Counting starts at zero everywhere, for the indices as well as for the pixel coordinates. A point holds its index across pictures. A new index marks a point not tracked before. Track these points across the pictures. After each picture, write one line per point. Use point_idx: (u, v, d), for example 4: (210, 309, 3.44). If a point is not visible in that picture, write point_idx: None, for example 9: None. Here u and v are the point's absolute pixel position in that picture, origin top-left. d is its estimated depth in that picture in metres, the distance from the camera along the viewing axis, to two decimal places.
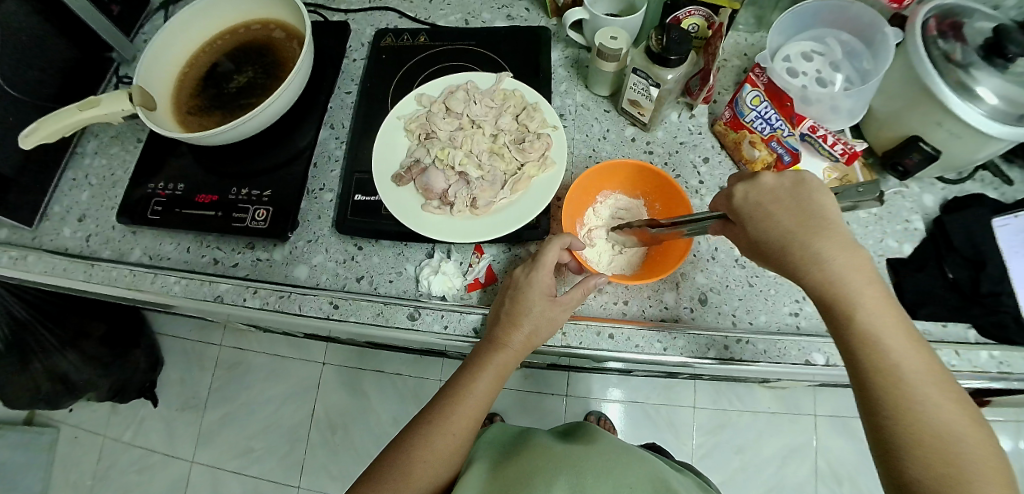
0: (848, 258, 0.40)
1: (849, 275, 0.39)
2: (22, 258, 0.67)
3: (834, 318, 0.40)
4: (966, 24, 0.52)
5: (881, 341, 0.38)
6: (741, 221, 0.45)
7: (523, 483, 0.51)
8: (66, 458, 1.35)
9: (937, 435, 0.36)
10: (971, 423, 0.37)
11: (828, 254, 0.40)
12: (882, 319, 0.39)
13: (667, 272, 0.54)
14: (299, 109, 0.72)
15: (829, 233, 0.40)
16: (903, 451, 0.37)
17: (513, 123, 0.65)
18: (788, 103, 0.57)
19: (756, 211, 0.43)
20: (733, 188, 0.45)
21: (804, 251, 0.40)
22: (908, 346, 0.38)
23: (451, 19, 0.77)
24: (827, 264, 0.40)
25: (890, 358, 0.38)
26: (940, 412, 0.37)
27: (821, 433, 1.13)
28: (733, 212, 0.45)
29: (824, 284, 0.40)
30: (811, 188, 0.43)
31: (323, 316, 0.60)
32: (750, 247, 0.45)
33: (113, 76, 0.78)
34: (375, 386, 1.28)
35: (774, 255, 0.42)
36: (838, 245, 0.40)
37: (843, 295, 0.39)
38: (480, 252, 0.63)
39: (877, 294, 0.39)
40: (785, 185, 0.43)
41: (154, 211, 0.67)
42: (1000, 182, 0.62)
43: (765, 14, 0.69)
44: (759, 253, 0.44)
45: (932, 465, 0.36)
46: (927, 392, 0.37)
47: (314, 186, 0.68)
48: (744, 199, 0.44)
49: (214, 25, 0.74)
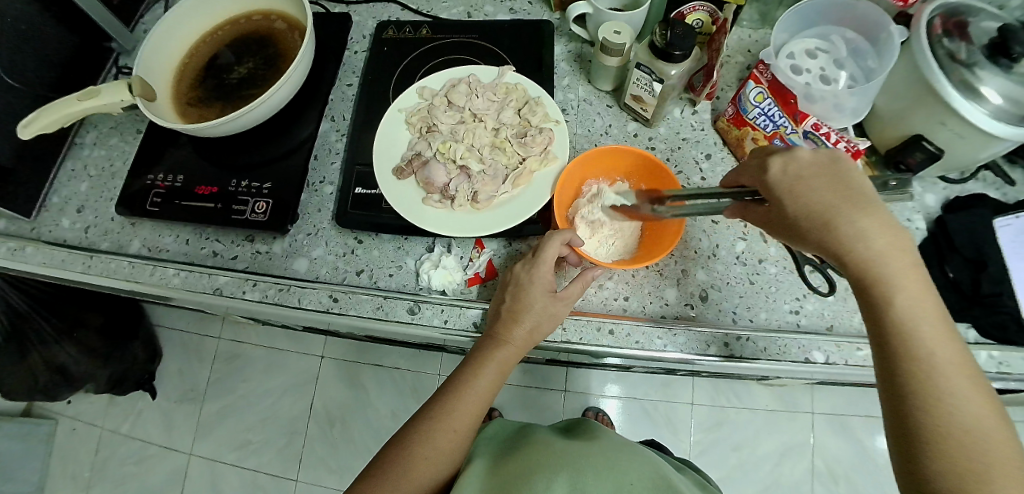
0: (892, 240, 0.38)
1: (890, 258, 0.38)
2: (21, 249, 0.67)
3: (870, 300, 0.39)
4: (972, 23, 0.52)
5: (915, 327, 0.38)
6: (776, 199, 0.41)
7: (523, 480, 0.51)
8: (65, 450, 1.35)
9: (959, 425, 0.36)
10: (992, 414, 0.37)
11: (871, 235, 0.38)
12: (919, 305, 0.38)
13: (657, 258, 0.54)
14: (300, 101, 0.72)
15: (875, 212, 0.38)
16: (922, 437, 0.36)
17: (515, 118, 0.65)
18: (792, 100, 0.56)
19: (795, 186, 0.40)
20: (769, 161, 0.42)
21: (847, 228, 0.38)
22: (942, 336, 0.37)
23: (453, 11, 0.77)
24: (871, 243, 0.38)
25: (921, 345, 0.37)
26: (966, 402, 0.36)
27: (818, 432, 1.14)
28: (766, 189, 0.42)
29: (866, 266, 0.38)
30: (849, 166, 0.40)
31: (322, 310, 0.60)
32: (781, 225, 0.42)
33: (113, 67, 0.76)
34: (374, 381, 1.28)
35: (813, 231, 0.39)
36: (883, 227, 0.38)
37: (883, 277, 0.38)
38: (481, 246, 0.62)
39: (916, 281, 0.38)
40: (821, 160, 0.40)
41: (153, 202, 0.67)
42: (1003, 182, 0.62)
43: (770, 10, 0.68)
44: (792, 230, 0.41)
45: (951, 454, 0.35)
46: (953, 381, 0.37)
47: (314, 179, 0.67)
48: (782, 173, 0.41)
49: (213, 15, 0.73)
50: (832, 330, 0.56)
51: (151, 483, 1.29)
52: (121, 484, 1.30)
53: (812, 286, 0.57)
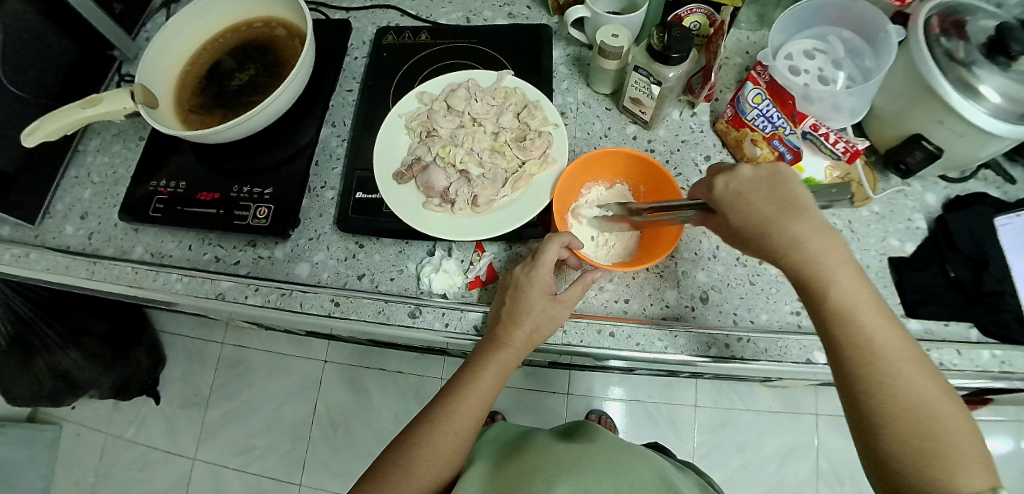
0: (821, 238, 0.40)
1: (824, 255, 0.40)
2: (25, 256, 0.67)
3: (809, 294, 0.40)
4: (969, 22, 0.52)
5: (855, 316, 0.39)
6: (722, 212, 0.44)
7: (525, 482, 0.51)
8: (70, 455, 1.36)
9: (910, 407, 0.36)
10: (942, 394, 0.37)
11: (802, 236, 0.40)
12: (854, 294, 0.39)
13: (665, 252, 0.55)
14: (301, 106, 0.72)
15: (805, 215, 0.41)
16: (877, 424, 0.37)
17: (514, 121, 0.66)
18: (790, 101, 0.56)
19: (736, 199, 0.43)
20: (713, 179, 0.45)
21: (779, 234, 0.41)
22: (881, 321, 0.39)
23: (453, 16, 0.77)
24: (802, 243, 0.40)
25: (864, 333, 0.38)
26: (914, 385, 0.37)
27: (822, 433, 1.13)
28: (711, 203, 0.45)
29: (804, 265, 0.40)
30: (781, 176, 0.43)
31: (324, 314, 0.60)
32: (729, 235, 0.45)
33: (116, 74, 0.78)
34: (376, 384, 1.28)
35: (754, 239, 0.42)
36: (813, 227, 0.40)
37: (817, 272, 0.39)
38: (482, 250, 0.63)
39: (851, 274, 0.40)
40: (761, 175, 0.43)
41: (156, 208, 0.67)
42: (1003, 181, 0.62)
43: (768, 12, 0.69)
44: (737, 240, 0.44)
45: (906, 438, 0.36)
46: (898, 365, 0.37)
47: (316, 184, 0.68)
48: (724, 188, 0.44)
49: (215, 23, 0.74)
50: None
51: (155, 488, 1.29)
52: (125, 489, 1.31)
53: None
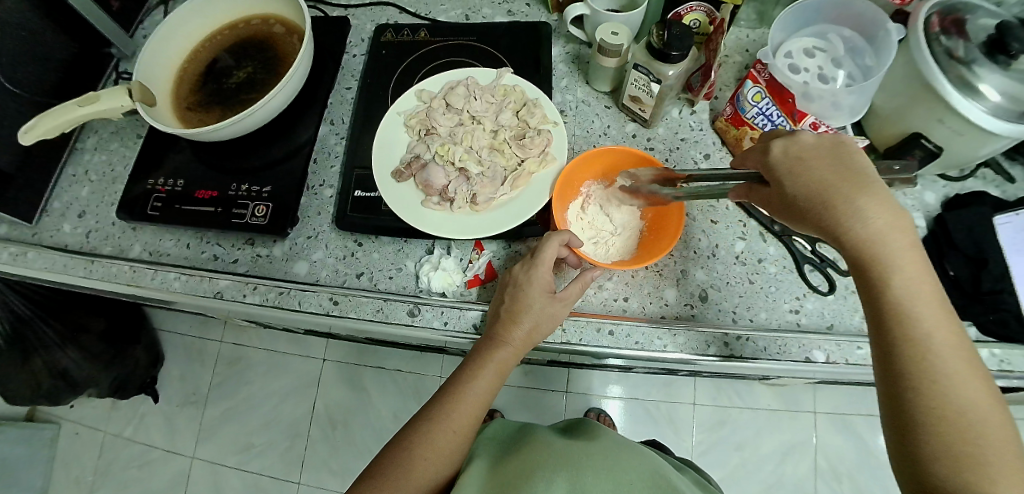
0: (890, 221, 0.39)
1: (889, 239, 0.39)
2: (23, 254, 0.67)
3: (868, 282, 0.40)
4: (969, 21, 0.52)
5: (914, 309, 0.38)
6: (777, 181, 0.43)
7: (522, 480, 0.51)
8: (69, 454, 1.36)
9: (956, 407, 0.36)
10: (989, 398, 0.37)
11: (869, 213, 0.39)
12: (915, 287, 0.39)
13: (673, 239, 0.55)
14: (300, 104, 0.72)
15: (873, 191, 0.39)
16: (919, 420, 0.37)
17: (514, 119, 0.65)
18: (790, 99, 0.56)
19: (796, 167, 0.42)
20: (771, 143, 0.43)
21: (845, 207, 0.39)
22: (939, 317, 0.38)
23: (452, 14, 0.77)
24: (870, 222, 0.39)
25: (919, 327, 0.38)
26: (963, 385, 0.37)
27: (820, 431, 1.13)
28: (769, 170, 0.43)
29: (865, 246, 0.39)
30: (850, 151, 0.42)
31: (322, 312, 0.60)
32: (782, 208, 0.44)
33: (113, 72, 0.77)
34: (376, 383, 1.28)
35: (813, 209, 0.40)
36: (882, 205, 0.39)
37: (880, 258, 0.39)
38: (481, 248, 0.62)
39: (916, 263, 0.39)
40: (823, 145, 0.42)
41: (154, 206, 0.67)
42: (1003, 180, 0.62)
43: (767, 10, 0.68)
44: (792, 211, 0.42)
45: (948, 436, 0.36)
46: (949, 363, 0.37)
47: (314, 182, 0.67)
48: (783, 154, 0.42)
49: (212, 20, 0.73)
50: (832, 329, 0.56)
51: (153, 487, 1.29)
52: (124, 488, 1.31)
53: (812, 285, 0.57)
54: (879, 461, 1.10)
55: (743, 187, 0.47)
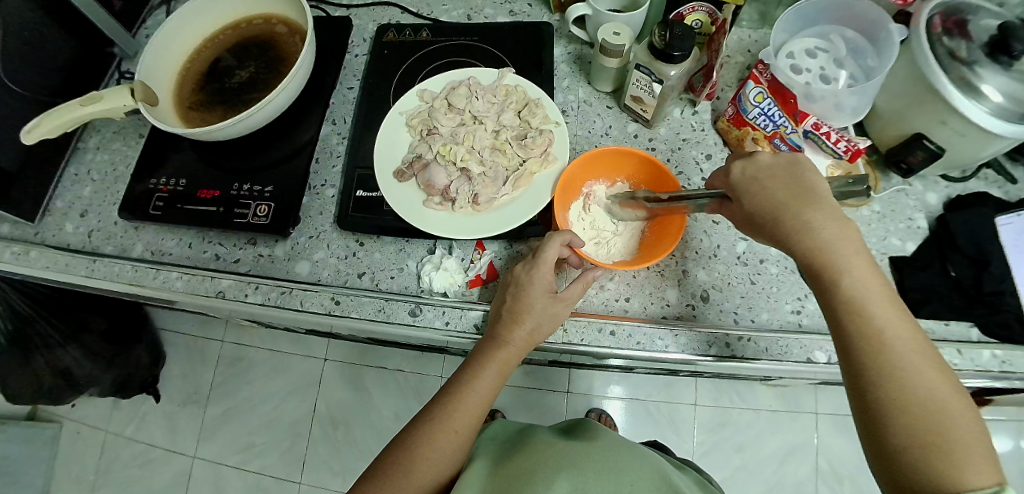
0: (836, 228, 0.40)
1: (836, 243, 0.39)
2: (25, 254, 0.67)
3: (822, 284, 0.40)
4: (971, 22, 0.52)
5: (867, 308, 0.38)
6: (737, 198, 0.44)
7: (524, 480, 0.51)
8: (70, 453, 1.36)
9: (919, 403, 0.36)
10: (952, 391, 0.37)
11: (816, 224, 0.40)
12: (867, 285, 0.39)
13: (671, 247, 0.54)
14: (302, 104, 0.72)
15: (819, 204, 0.41)
16: (885, 417, 0.37)
17: (516, 119, 0.65)
18: (792, 100, 0.56)
19: (751, 185, 0.43)
20: (730, 165, 0.45)
21: (794, 221, 0.40)
22: (893, 314, 0.38)
23: (454, 14, 0.77)
24: (816, 231, 0.40)
25: (874, 325, 0.38)
26: (923, 380, 0.37)
27: (822, 432, 1.13)
28: (729, 189, 0.45)
29: (815, 252, 0.40)
30: (802, 166, 0.43)
31: (324, 312, 0.60)
32: (744, 221, 0.45)
33: (116, 72, 0.77)
34: (376, 382, 1.28)
35: (768, 225, 0.42)
36: (827, 215, 0.40)
37: (829, 261, 0.39)
38: (482, 248, 0.62)
39: (863, 262, 0.39)
40: (781, 162, 0.43)
41: (156, 206, 0.67)
42: (1005, 180, 0.62)
43: (769, 10, 0.68)
44: (753, 226, 0.44)
45: (914, 432, 0.36)
46: (908, 359, 0.37)
47: (316, 182, 0.68)
48: (741, 175, 0.44)
49: (215, 20, 0.73)
50: None
51: (154, 486, 1.29)
52: (125, 487, 1.31)
53: None
54: None
55: (714, 201, 0.48)
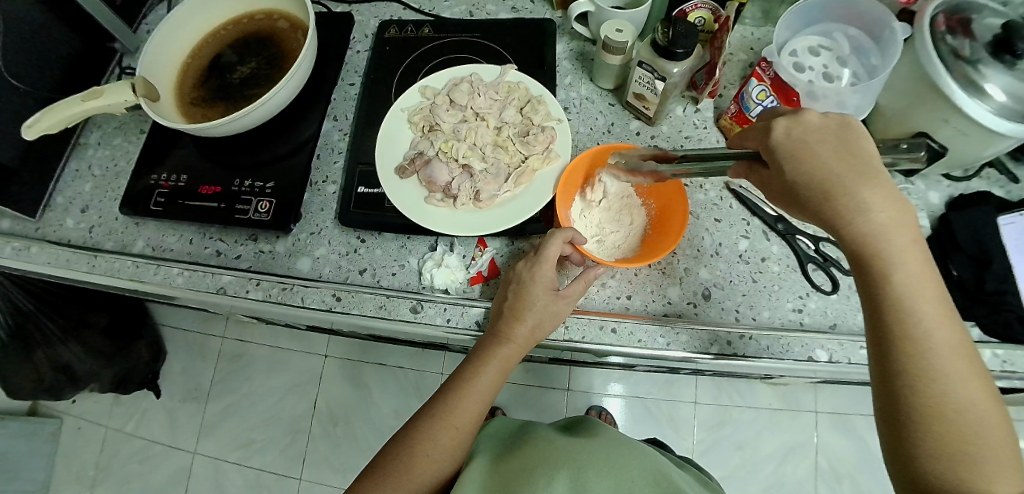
0: (895, 217, 0.38)
1: (891, 234, 0.38)
2: (25, 249, 0.67)
3: (869, 278, 0.39)
4: (975, 20, 0.51)
5: (913, 308, 0.38)
6: (776, 162, 0.42)
7: (523, 478, 0.50)
8: (70, 449, 1.36)
9: (952, 407, 0.36)
10: (988, 397, 0.37)
11: (872, 207, 0.38)
12: (916, 285, 0.38)
13: (676, 240, 0.54)
14: (304, 100, 0.72)
15: (876, 181, 0.39)
16: (914, 421, 0.37)
17: (518, 116, 0.65)
18: (795, 98, 0.55)
19: (798, 150, 0.40)
20: (774, 122, 0.42)
21: (849, 200, 0.38)
22: (940, 316, 0.38)
23: (455, 10, 0.77)
24: (872, 218, 0.38)
25: (918, 324, 0.38)
26: (960, 385, 0.37)
27: (822, 431, 1.13)
28: (770, 152, 0.42)
29: (865, 241, 0.39)
30: (857, 134, 0.41)
31: (325, 309, 0.59)
32: (783, 192, 0.43)
33: (117, 67, 0.77)
34: (377, 379, 1.28)
35: (814, 201, 0.40)
36: (886, 200, 0.38)
37: (882, 255, 0.38)
38: (484, 245, 0.62)
39: (916, 258, 0.38)
40: (830, 125, 0.41)
41: (157, 202, 0.67)
42: (1007, 180, 0.62)
43: (772, 8, 0.68)
44: (793, 196, 0.42)
45: (941, 433, 0.36)
46: (948, 363, 0.37)
47: (318, 178, 0.67)
48: (786, 136, 0.41)
49: (217, 16, 0.73)
50: (835, 329, 0.56)
51: (155, 482, 1.30)
52: (125, 483, 1.31)
53: (816, 284, 0.57)
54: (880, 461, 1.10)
55: (743, 165, 0.47)
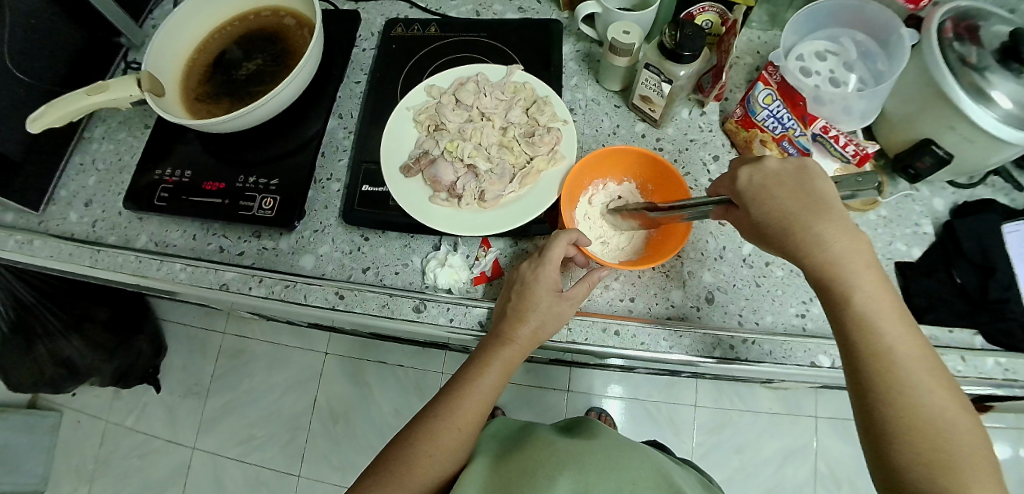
0: (849, 244, 0.40)
1: (848, 258, 0.39)
2: (29, 242, 0.67)
3: (832, 301, 0.40)
4: (982, 27, 0.52)
5: (877, 326, 0.39)
6: (743, 205, 0.44)
7: (524, 479, 0.50)
8: (70, 442, 1.36)
9: (928, 422, 0.36)
10: (963, 410, 0.37)
11: (827, 235, 0.39)
12: (878, 304, 0.39)
13: (682, 243, 0.54)
14: (309, 98, 0.72)
15: (830, 212, 0.40)
16: (892, 439, 0.37)
17: (523, 116, 0.65)
18: (801, 102, 0.56)
19: (760, 192, 0.42)
20: (736, 171, 0.44)
21: (805, 233, 0.40)
22: (904, 333, 0.38)
23: (462, 10, 0.77)
24: (829, 245, 0.39)
25: (885, 342, 0.38)
26: (933, 399, 0.37)
27: (821, 435, 1.13)
28: (734, 196, 0.44)
29: (827, 266, 0.40)
30: (813, 171, 0.42)
31: (327, 307, 0.59)
32: (751, 230, 0.44)
33: (122, 62, 0.77)
34: (377, 377, 1.28)
35: (775, 237, 0.41)
36: (839, 226, 0.40)
37: (842, 278, 0.39)
38: (488, 245, 0.62)
39: (874, 277, 0.39)
40: (788, 167, 0.42)
41: (161, 197, 0.67)
42: (1011, 188, 0.62)
43: (779, 12, 0.68)
44: (759, 234, 0.43)
45: (920, 449, 0.36)
46: (918, 378, 0.37)
47: (322, 176, 0.67)
48: (748, 181, 0.43)
49: (223, 12, 0.73)
50: None
51: (154, 476, 1.30)
52: (124, 477, 1.31)
53: None
54: None
55: (719, 209, 0.47)
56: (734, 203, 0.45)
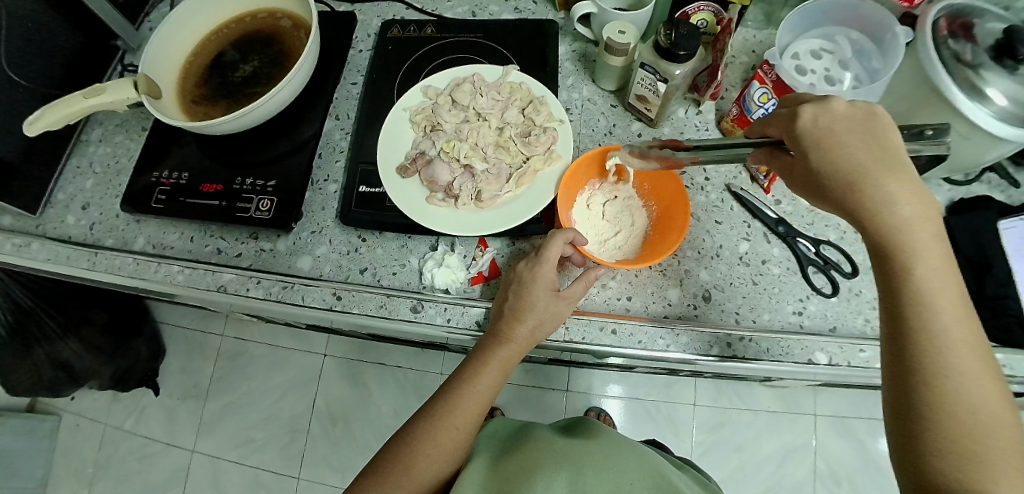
0: (919, 211, 0.38)
1: (914, 227, 0.38)
2: (26, 246, 0.67)
3: (888, 271, 0.39)
4: (977, 25, 0.51)
5: (931, 302, 0.38)
6: (803, 150, 0.40)
7: (522, 479, 0.51)
8: (69, 446, 1.36)
9: (963, 403, 0.36)
10: (999, 395, 0.37)
11: (897, 200, 0.38)
12: (936, 280, 0.38)
13: (678, 241, 0.55)
14: (306, 99, 0.72)
15: (902, 175, 0.38)
16: (924, 416, 0.37)
17: (519, 117, 0.65)
18: None
19: (824, 139, 0.39)
20: (801, 109, 0.40)
21: (875, 193, 0.38)
22: (955, 313, 0.38)
23: (458, 11, 0.77)
24: (897, 210, 0.38)
25: (935, 319, 0.38)
26: (972, 382, 0.37)
27: (821, 433, 1.13)
28: (796, 139, 0.41)
29: (891, 233, 0.38)
30: (882, 122, 0.40)
31: (325, 307, 0.59)
32: (803, 180, 0.42)
33: (118, 64, 0.77)
34: (376, 379, 1.28)
35: (839, 193, 0.39)
36: (911, 192, 0.38)
37: (903, 248, 0.38)
38: (485, 245, 0.62)
39: (937, 251, 0.38)
40: (857, 114, 0.40)
41: (158, 199, 0.67)
42: (1008, 184, 0.62)
43: (774, 11, 0.68)
44: (817, 186, 0.41)
45: (952, 429, 0.36)
46: (963, 359, 0.37)
47: (319, 177, 0.67)
48: (813, 123, 0.40)
49: (219, 14, 0.73)
50: (835, 332, 0.56)
51: (154, 479, 1.30)
52: (124, 480, 1.31)
53: (816, 287, 0.57)
54: (879, 465, 1.10)
55: (764, 151, 0.45)
56: (790, 147, 0.42)
